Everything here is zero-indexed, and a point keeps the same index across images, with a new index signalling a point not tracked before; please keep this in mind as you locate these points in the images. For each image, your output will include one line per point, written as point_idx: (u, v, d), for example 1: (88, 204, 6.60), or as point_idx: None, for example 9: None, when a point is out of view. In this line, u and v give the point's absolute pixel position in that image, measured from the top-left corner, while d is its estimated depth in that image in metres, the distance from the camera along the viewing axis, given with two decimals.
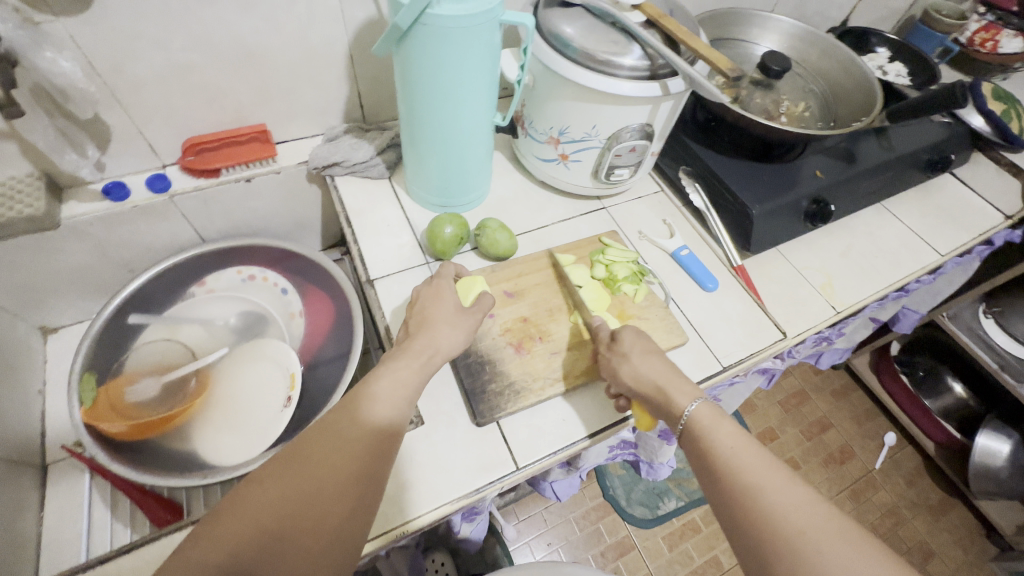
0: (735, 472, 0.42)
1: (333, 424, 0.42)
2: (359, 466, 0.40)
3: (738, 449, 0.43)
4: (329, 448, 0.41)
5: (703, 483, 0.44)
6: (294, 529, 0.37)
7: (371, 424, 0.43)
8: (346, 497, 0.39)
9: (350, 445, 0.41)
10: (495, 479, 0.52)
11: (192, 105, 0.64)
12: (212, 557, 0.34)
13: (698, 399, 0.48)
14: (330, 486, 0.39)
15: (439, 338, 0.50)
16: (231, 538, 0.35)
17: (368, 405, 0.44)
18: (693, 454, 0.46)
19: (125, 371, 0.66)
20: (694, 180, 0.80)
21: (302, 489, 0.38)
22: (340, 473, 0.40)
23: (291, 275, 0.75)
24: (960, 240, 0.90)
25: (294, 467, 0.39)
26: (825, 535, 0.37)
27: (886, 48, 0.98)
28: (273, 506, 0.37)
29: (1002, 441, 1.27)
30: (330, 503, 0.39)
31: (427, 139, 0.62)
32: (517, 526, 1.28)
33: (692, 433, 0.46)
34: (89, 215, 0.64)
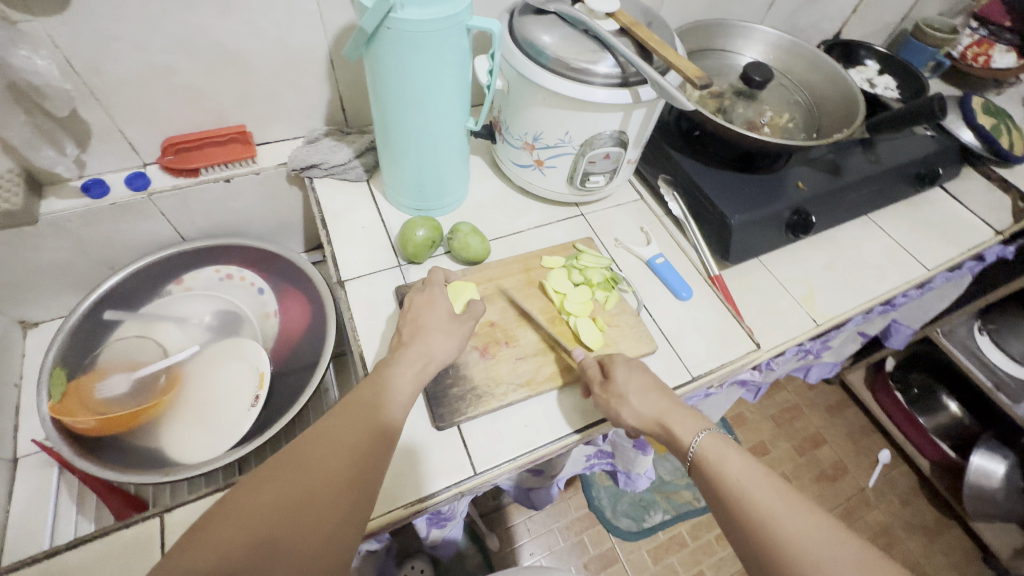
0: (745, 505, 0.41)
1: (328, 429, 0.42)
2: (354, 470, 0.40)
3: (746, 480, 0.43)
4: (322, 453, 0.40)
5: (718, 516, 0.44)
6: (290, 533, 0.37)
7: (364, 427, 0.43)
8: (340, 502, 0.39)
9: (343, 450, 0.41)
10: (452, 485, 0.51)
11: (173, 106, 0.65)
12: (210, 559, 0.34)
13: (703, 432, 0.47)
14: (325, 490, 0.39)
15: (434, 347, 0.50)
16: (225, 542, 0.35)
17: (361, 411, 0.44)
18: (703, 488, 0.45)
19: (96, 366, 0.66)
20: (673, 189, 0.80)
21: (295, 496, 0.38)
22: (333, 477, 0.40)
23: (269, 276, 0.76)
24: (948, 255, 0.89)
25: (286, 474, 0.39)
26: (840, 563, 0.37)
27: (874, 60, 0.98)
28: (265, 514, 0.37)
29: (997, 461, 1.25)
30: (325, 507, 0.38)
31: (404, 144, 0.62)
32: (499, 535, 1.26)
33: (699, 468, 0.46)
34: (68, 211, 0.65)
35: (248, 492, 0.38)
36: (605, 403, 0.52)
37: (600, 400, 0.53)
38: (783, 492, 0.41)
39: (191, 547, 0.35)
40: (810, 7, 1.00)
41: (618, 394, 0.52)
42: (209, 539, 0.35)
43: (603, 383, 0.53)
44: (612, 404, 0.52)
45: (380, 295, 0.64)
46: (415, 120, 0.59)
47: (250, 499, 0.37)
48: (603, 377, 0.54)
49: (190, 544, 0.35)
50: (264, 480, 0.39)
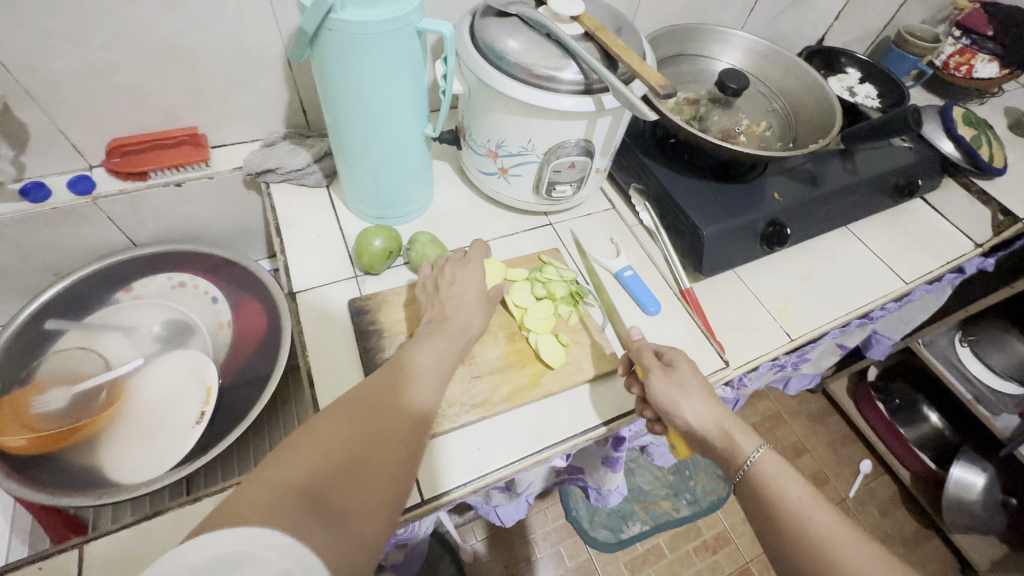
0: (802, 522, 0.40)
1: (385, 381, 0.42)
2: (410, 417, 0.40)
3: (808, 502, 0.41)
4: (373, 402, 0.40)
5: (763, 530, 0.43)
6: (360, 465, 0.36)
7: (418, 379, 0.43)
8: (399, 445, 0.38)
9: (393, 397, 0.41)
10: (398, 513, 0.48)
11: (117, 105, 0.62)
12: (285, 483, 0.32)
13: (761, 448, 0.46)
14: (389, 430, 0.38)
15: (475, 319, 0.50)
16: (300, 469, 0.33)
17: (414, 364, 0.44)
18: (751, 502, 0.44)
19: (35, 379, 0.63)
20: (646, 199, 0.78)
21: (355, 436, 0.37)
22: (388, 422, 0.39)
23: (224, 284, 0.73)
24: (927, 267, 0.87)
25: (344, 422, 0.38)
26: None
27: (856, 69, 0.96)
28: (329, 455, 0.35)
29: (976, 474, 1.24)
30: (389, 445, 0.38)
31: (360, 151, 0.59)
32: (474, 546, 1.24)
33: (753, 482, 0.44)
34: (4, 215, 0.61)
35: (311, 432, 0.36)
36: (663, 391, 0.50)
37: (659, 386, 0.50)
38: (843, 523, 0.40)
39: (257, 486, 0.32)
40: (791, 13, 0.98)
41: (688, 381, 0.50)
42: (278, 473, 0.33)
43: (666, 370, 0.51)
44: (671, 394, 0.49)
45: (333, 307, 0.61)
46: (394, 121, 0.56)
47: (310, 442, 0.36)
48: (664, 365, 0.53)
49: (258, 479, 0.32)
50: (318, 428, 0.37)
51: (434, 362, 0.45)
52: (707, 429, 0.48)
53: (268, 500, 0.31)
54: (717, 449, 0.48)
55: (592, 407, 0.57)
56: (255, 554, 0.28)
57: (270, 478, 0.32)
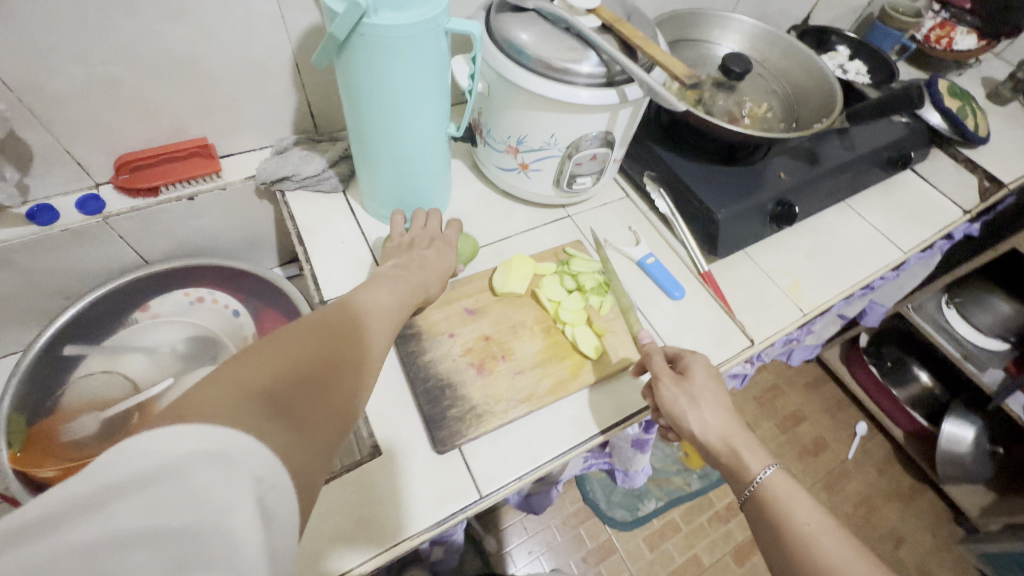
0: (810, 547, 0.41)
1: (345, 310, 0.38)
2: (372, 338, 0.38)
3: (817, 525, 0.42)
4: (334, 317, 0.37)
5: (772, 554, 0.44)
6: (322, 384, 0.32)
7: (377, 315, 0.40)
8: (363, 363, 0.36)
9: (356, 317, 0.38)
10: (458, 510, 0.49)
11: (123, 120, 0.60)
12: (247, 389, 0.28)
13: (771, 467, 0.47)
14: (351, 354, 0.35)
15: (432, 284, 0.50)
16: (265, 377, 0.29)
17: (371, 301, 0.41)
18: (760, 523, 0.45)
19: (61, 408, 0.62)
20: (659, 185, 0.79)
21: (317, 345, 0.33)
22: (349, 343, 0.36)
23: (243, 297, 0.72)
24: (922, 236, 0.91)
25: (306, 335, 0.33)
26: None
27: (845, 46, 0.98)
28: (292, 365, 0.31)
29: (966, 428, 1.32)
30: (350, 368, 0.34)
31: (382, 151, 0.59)
32: (497, 536, 1.26)
33: (762, 498, 0.45)
34: (12, 241, 0.59)
35: (274, 342, 0.32)
36: (672, 400, 0.51)
37: (668, 396, 0.51)
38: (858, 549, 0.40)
39: (209, 382, 0.27)
40: None
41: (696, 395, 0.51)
42: (240, 377, 0.28)
43: (676, 380, 0.52)
44: (679, 403, 0.51)
45: None
46: (416, 116, 0.55)
47: (273, 350, 0.31)
48: (678, 375, 0.53)
49: (214, 380, 0.28)
50: (278, 339, 0.32)
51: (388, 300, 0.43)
52: (711, 440, 0.50)
53: (231, 401, 0.27)
54: (721, 460, 0.50)
55: (629, 395, 0.58)
56: (230, 456, 0.25)
57: (221, 379, 0.28)
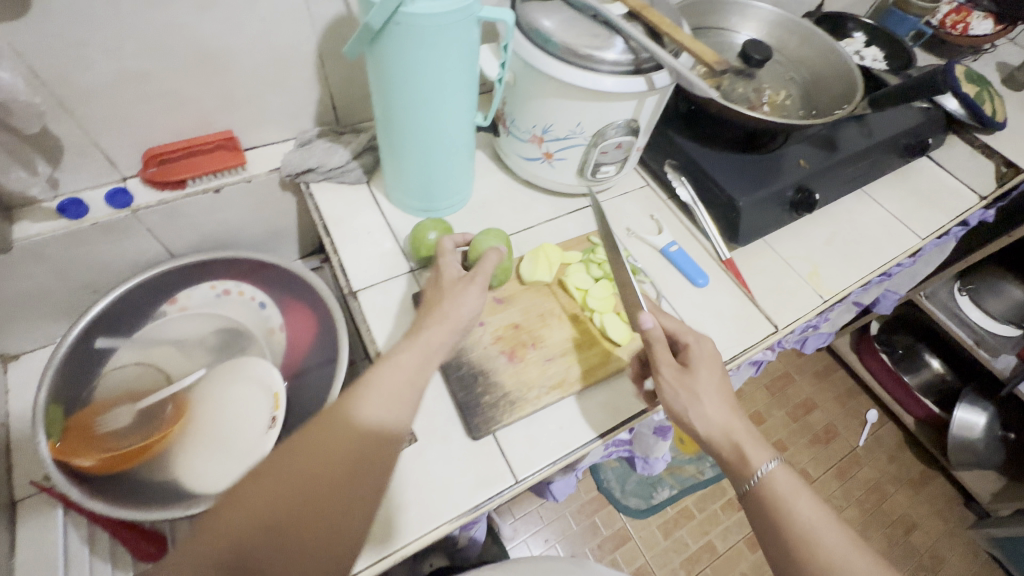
0: (815, 548, 0.42)
1: (327, 429, 0.39)
2: (345, 466, 0.38)
3: (818, 520, 0.43)
4: (310, 462, 0.37)
5: (769, 546, 0.45)
6: (291, 530, 0.36)
7: (362, 426, 0.39)
8: (336, 517, 0.38)
9: (338, 464, 0.38)
10: (495, 495, 0.50)
11: (150, 114, 0.60)
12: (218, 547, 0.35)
13: (772, 460, 0.46)
14: (322, 490, 0.37)
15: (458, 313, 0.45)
16: (237, 531, 0.35)
17: (363, 402, 0.40)
18: (760, 516, 0.45)
19: (95, 400, 0.63)
20: (680, 173, 0.79)
21: (284, 508, 0.36)
22: (319, 481, 0.37)
23: (268, 288, 0.72)
24: (939, 223, 0.91)
25: (279, 476, 0.37)
26: None
27: (862, 32, 0.98)
28: (263, 517, 0.36)
29: (978, 414, 1.32)
30: (321, 504, 0.37)
31: (409, 143, 0.59)
32: (514, 524, 1.28)
33: (762, 495, 0.45)
34: (43, 235, 0.59)
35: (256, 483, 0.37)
36: (672, 395, 0.50)
37: (668, 389, 0.50)
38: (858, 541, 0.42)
39: (187, 548, 0.35)
40: None
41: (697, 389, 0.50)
42: (218, 531, 0.35)
43: (679, 373, 0.50)
44: (681, 398, 0.49)
45: (396, 303, 0.61)
46: (444, 107, 0.56)
47: (247, 501, 0.36)
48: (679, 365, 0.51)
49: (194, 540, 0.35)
50: (258, 481, 0.37)
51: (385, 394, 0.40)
52: (717, 437, 0.49)
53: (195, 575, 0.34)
54: (724, 458, 0.49)
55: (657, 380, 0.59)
56: None
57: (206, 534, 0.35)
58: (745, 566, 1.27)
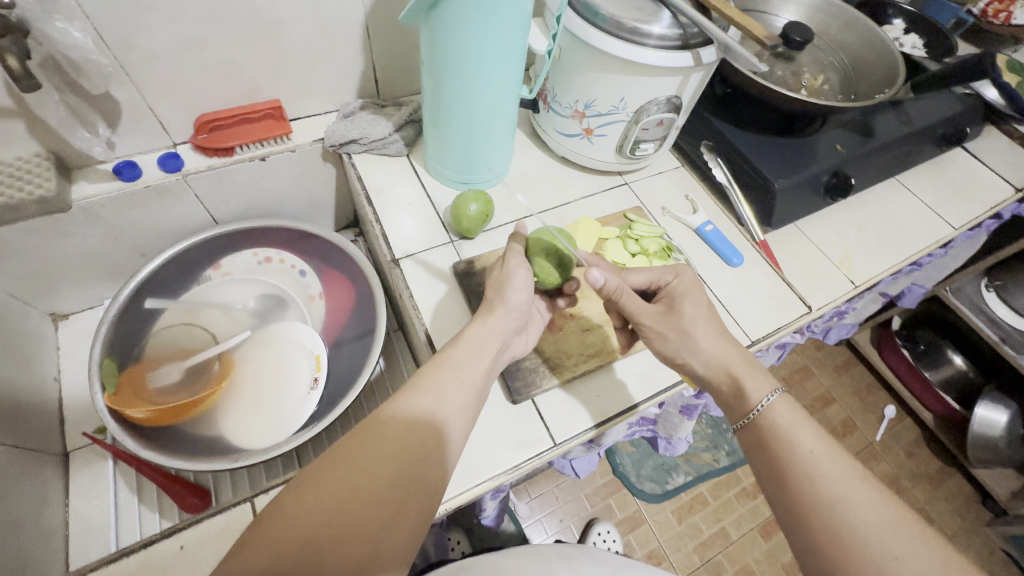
0: (816, 478, 0.42)
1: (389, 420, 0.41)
2: (403, 452, 0.40)
3: (820, 451, 0.44)
4: (373, 453, 0.39)
5: (766, 477, 0.46)
6: (354, 516, 0.36)
7: (425, 413, 0.42)
8: (395, 515, 0.38)
9: (397, 462, 0.39)
10: (534, 456, 0.52)
11: (205, 81, 0.62)
12: (285, 537, 0.34)
13: (776, 392, 0.47)
14: (385, 477, 0.38)
15: (510, 310, 0.51)
16: (303, 520, 0.35)
17: (429, 386, 0.44)
18: (760, 448, 0.46)
19: (145, 357, 0.65)
20: (715, 154, 0.79)
21: (348, 503, 0.37)
22: (382, 467, 0.39)
23: (309, 257, 0.74)
24: (972, 214, 0.90)
25: (344, 467, 0.38)
26: (906, 550, 0.38)
27: (902, 19, 0.96)
28: (329, 506, 0.36)
29: (1000, 411, 1.29)
30: (382, 492, 0.38)
31: (455, 114, 0.60)
32: (529, 504, 1.29)
33: (762, 427, 0.46)
34: (100, 195, 0.62)
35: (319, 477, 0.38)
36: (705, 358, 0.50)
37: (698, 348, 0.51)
38: (864, 474, 0.42)
39: (243, 550, 0.33)
40: None
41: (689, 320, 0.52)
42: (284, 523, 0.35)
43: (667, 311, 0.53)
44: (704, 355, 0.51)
45: (436, 272, 0.63)
46: (490, 79, 0.56)
47: (314, 490, 0.37)
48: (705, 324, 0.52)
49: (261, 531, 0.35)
50: (323, 475, 0.38)
51: (448, 385, 0.45)
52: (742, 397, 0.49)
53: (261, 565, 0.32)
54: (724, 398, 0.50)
55: None
56: None
57: (273, 525, 0.35)
58: (758, 554, 1.27)
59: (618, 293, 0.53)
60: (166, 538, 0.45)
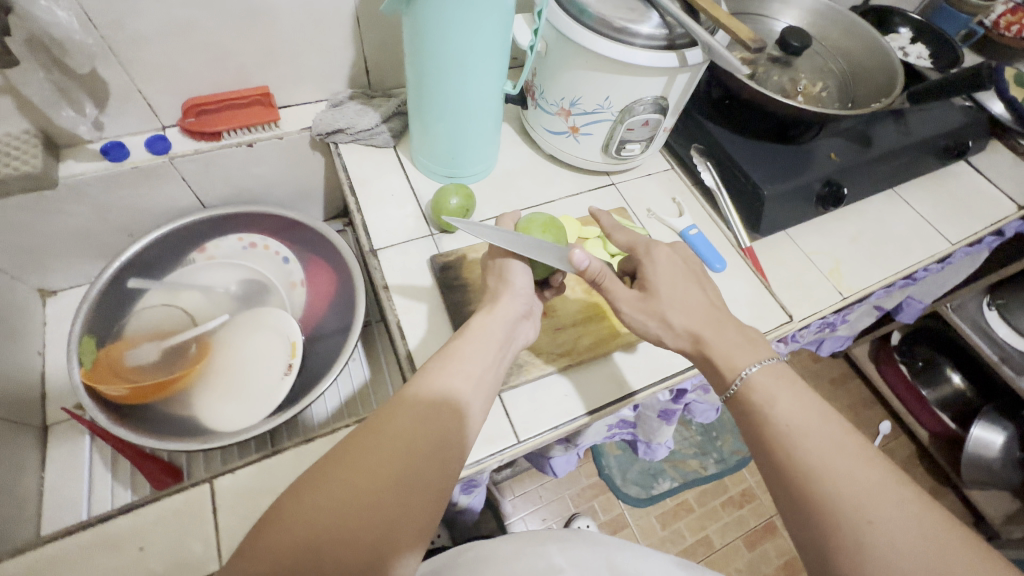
0: (793, 446, 0.41)
1: (393, 414, 0.41)
2: (406, 445, 0.39)
3: (798, 420, 0.43)
4: (377, 448, 0.38)
5: (751, 446, 0.45)
6: (360, 512, 0.36)
7: (430, 402, 0.42)
8: (405, 512, 0.37)
9: (402, 458, 0.38)
10: (496, 452, 0.52)
11: (194, 65, 0.62)
12: (292, 539, 0.34)
13: (757, 363, 0.47)
14: (388, 471, 0.38)
15: (513, 297, 0.51)
16: (308, 518, 0.35)
17: (430, 375, 0.44)
18: (742, 417, 0.46)
19: (125, 335, 0.66)
20: (706, 159, 0.78)
21: (354, 500, 0.36)
22: (386, 462, 0.38)
23: (293, 245, 0.74)
24: (972, 229, 0.88)
25: (348, 462, 0.37)
26: (886, 515, 0.37)
27: (909, 28, 0.95)
28: (335, 504, 0.35)
29: (997, 432, 1.27)
30: (386, 486, 0.37)
31: (438, 108, 0.60)
32: (513, 502, 1.29)
33: (744, 399, 0.46)
34: (87, 174, 0.62)
35: (323, 473, 0.37)
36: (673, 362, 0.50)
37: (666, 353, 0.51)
38: (844, 440, 0.41)
39: (254, 549, 0.33)
40: None
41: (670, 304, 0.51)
42: (291, 522, 0.34)
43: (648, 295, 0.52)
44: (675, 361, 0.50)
45: (413, 264, 0.63)
46: (473, 73, 0.56)
47: (319, 487, 0.36)
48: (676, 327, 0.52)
49: (271, 529, 0.34)
50: (329, 472, 0.37)
51: (454, 374, 0.44)
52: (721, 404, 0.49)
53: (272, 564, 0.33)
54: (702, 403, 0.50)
55: (661, 357, 0.60)
56: None
57: (279, 523, 0.35)
58: (741, 564, 1.25)
59: (598, 280, 0.52)
60: (128, 511, 0.44)
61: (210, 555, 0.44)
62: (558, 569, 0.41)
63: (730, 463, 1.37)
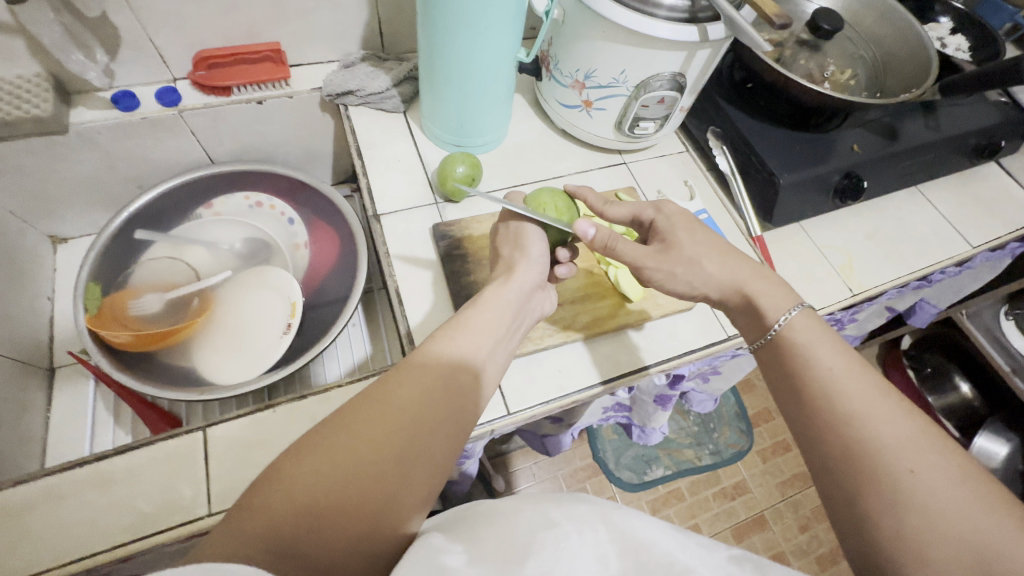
0: (833, 394, 0.40)
1: (419, 375, 0.40)
2: (429, 408, 0.39)
3: (839, 372, 0.41)
4: (391, 409, 0.38)
5: (784, 392, 0.44)
6: (375, 467, 0.35)
7: (449, 365, 0.42)
8: (416, 469, 0.37)
9: (419, 419, 0.38)
10: (486, 421, 0.53)
11: (205, 17, 0.62)
12: (304, 486, 0.34)
13: (797, 308, 0.46)
14: (408, 435, 0.37)
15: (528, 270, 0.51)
16: (324, 470, 0.34)
17: (451, 337, 0.44)
18: (777, 364, 0.45)
19: (129, 285, 0.67)
20: (723, 143, 0.76)
21: (369, 455, 0.36)
22: (402, 421, 0.38)
23: (299, 207, 0.74)
24: (995, 233, 0.85)
25: (366, 419, 0.37)
26: (933, 470, 0.36)
27: (949, 18, 0.90)
28: (353, 460, 0.35)
29: (1001, 442, 1.23)
30: (403, 444, 0.37)
31: (450, 72, 0.59)
32: (505, 478, 1.30)
33: (781, 344, 0.45)
34: (97, 122, 0.63)
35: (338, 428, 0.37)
36: None
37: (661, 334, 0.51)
38: (885, 391, 0.40)
39: (265, 495, 0.33)
40: None
41: (663, 277, 0.51)
42: (301, 471, 0.34)
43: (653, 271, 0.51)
44: None
45: (415, 231, 0.62)
46: (488, 36, 0.54)
47: (333, 440, 0.36)
48: None
49: (284, 478, 0.34)
50: (344, 426, 0.37)
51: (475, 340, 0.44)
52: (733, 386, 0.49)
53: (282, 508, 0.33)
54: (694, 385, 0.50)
55: (658, 340, 0.60)
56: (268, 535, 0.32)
57: (291, 469, 0.34)
58: None
59: (610, 250, 0.51)
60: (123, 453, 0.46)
61: (199, 500, 0.45)
62: (556, 524, 0.32)
63: (725, 456, 1.37)
